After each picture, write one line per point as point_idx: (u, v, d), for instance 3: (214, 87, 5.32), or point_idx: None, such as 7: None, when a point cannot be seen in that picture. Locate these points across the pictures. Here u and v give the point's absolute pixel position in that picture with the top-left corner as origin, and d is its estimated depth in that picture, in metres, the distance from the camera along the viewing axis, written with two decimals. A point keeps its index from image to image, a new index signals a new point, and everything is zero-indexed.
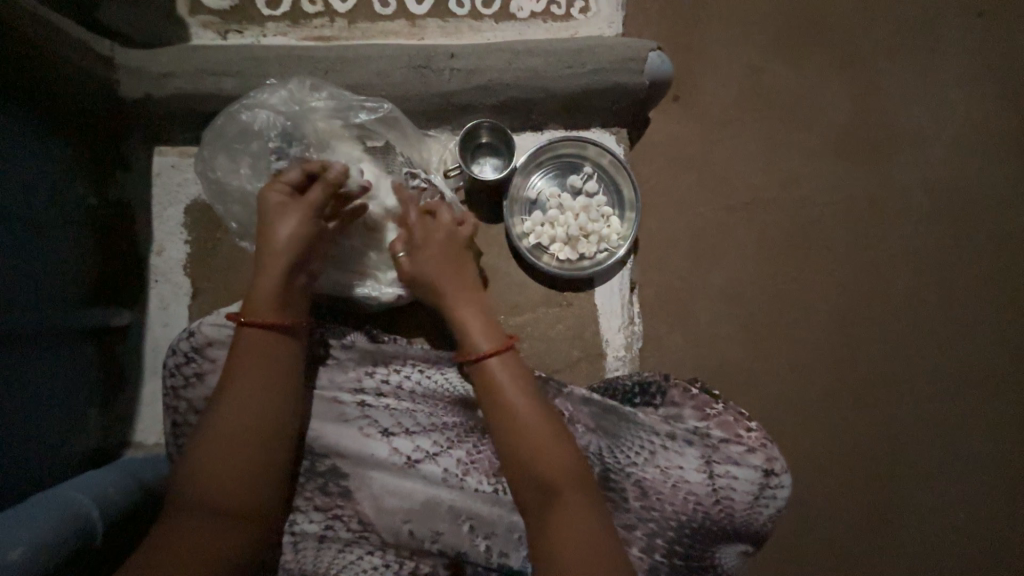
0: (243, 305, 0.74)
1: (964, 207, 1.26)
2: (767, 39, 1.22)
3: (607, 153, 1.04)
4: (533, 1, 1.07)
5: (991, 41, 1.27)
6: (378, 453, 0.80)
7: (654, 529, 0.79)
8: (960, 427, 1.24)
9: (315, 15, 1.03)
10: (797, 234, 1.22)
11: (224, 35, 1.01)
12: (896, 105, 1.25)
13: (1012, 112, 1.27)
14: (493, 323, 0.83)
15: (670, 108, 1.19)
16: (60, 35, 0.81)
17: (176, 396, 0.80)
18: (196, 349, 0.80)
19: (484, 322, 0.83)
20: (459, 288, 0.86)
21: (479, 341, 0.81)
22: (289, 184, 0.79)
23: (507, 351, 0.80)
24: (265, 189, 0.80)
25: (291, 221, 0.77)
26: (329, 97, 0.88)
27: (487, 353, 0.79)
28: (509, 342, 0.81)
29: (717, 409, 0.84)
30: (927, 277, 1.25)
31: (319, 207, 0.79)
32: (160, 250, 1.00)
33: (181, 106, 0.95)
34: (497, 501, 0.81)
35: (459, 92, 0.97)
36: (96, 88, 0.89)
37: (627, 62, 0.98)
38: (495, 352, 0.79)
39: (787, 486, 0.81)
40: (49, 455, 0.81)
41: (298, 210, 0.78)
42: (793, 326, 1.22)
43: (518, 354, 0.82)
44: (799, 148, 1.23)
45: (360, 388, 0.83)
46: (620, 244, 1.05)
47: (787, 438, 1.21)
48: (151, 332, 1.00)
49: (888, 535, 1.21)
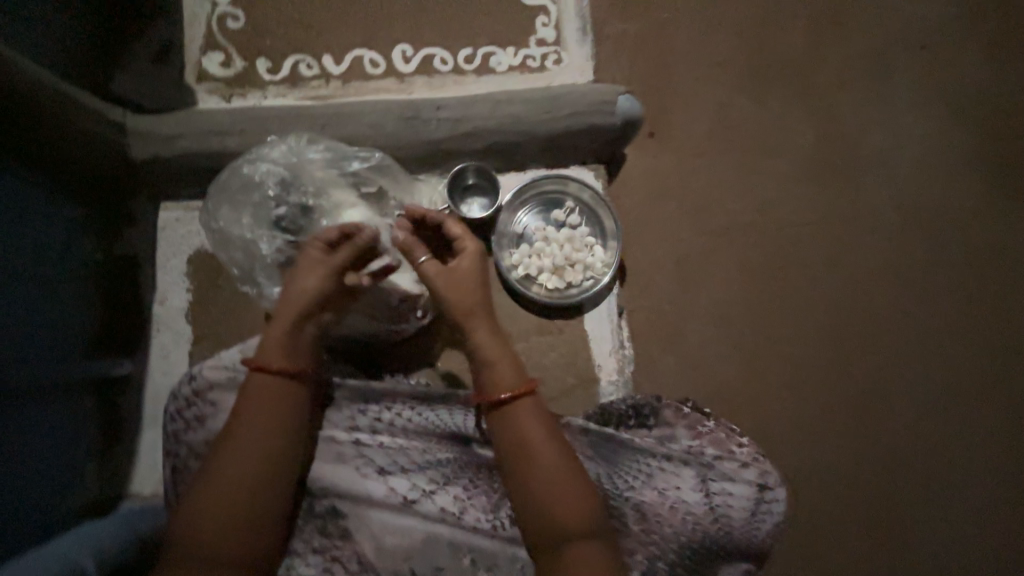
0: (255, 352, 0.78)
1: (931, 221, 1.33)
2: (731, 76, 1.31)
3: (587, 188, 1.11)
4: (510, 55, 1.17)
5: (937, 70, 1.38)
6: (374, 492, 0.80)
7: (656, 553, 0.78)
8: (956, 434, 1.25)
9: (312, 78, 1.12)
10: (775, 254, 1.28)
11: (228, 99, 1.10)
12: (856, 131, 1.34)
13: (964, 133, 1.37)
14: (517, 363, 0.81)
15: (647, 143, 1.27)
16: (80, 108, 0.89)
17: (176, 440, 0.81)
18: (197, 393, 0.82)
19: (508, 362, 0.81)
20: (485, 329, 0.82)
21: (499, 383, 0.79)
22: (327, 243, 0.82)
23: (527, 397, 0.79)
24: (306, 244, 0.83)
25: (314, 278, 0.81)
26: (325, 148, 0.94)
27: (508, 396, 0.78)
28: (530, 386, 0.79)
29: (708, 426, 0.87)
30: (903, 288, 1.30)
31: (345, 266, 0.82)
32: (163, 299, 1.05)
33: (187, 165, 1.01)
34: (496, 536, 0.81)
35: (446, 139, 1.05)
36: (109, 152, 0.96)
37: (599, 105, 1.07)
38: (516, 397, 0.78)
39: (782, 500, 0.82)
40: (48, 507, 0.81)
41: (323, 269, 0.81)
42: (780, 342, 1.25)
43: (537, 398, 0.80)
44: (769, 173, 1.30)
45: (356, 427, 0.84)
46: (605, 271, 1.10)
47: (785, 455, 1.22)
48: (153, 380, 1.03)
49: (897, 550, 1.20)
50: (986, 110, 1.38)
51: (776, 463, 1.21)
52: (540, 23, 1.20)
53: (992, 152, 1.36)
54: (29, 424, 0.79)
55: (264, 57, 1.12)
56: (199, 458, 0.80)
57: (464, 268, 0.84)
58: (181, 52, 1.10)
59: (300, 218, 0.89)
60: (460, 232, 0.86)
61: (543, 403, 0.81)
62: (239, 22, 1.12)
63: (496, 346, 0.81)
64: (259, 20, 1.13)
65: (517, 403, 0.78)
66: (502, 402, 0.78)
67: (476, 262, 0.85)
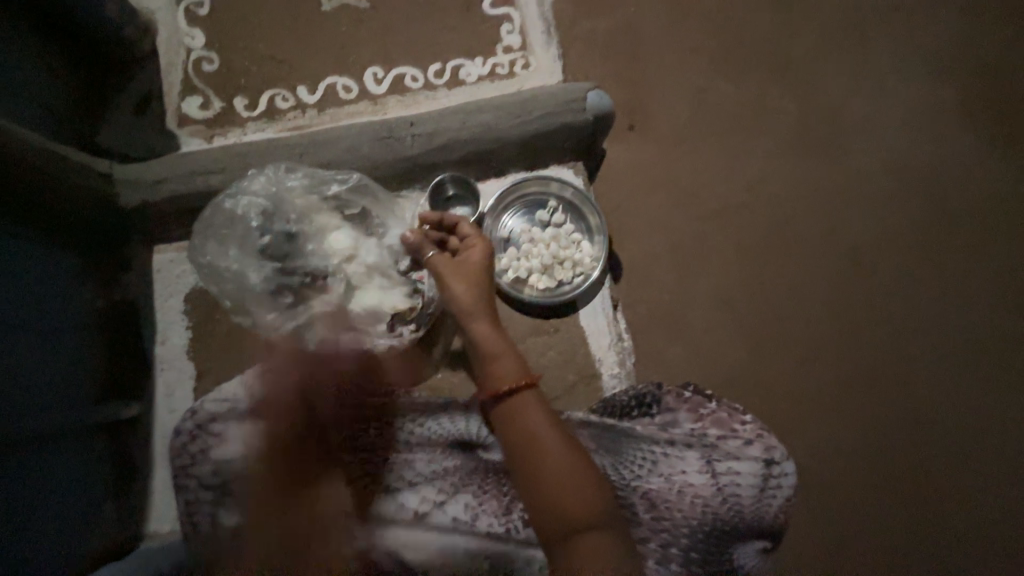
0: None
1: (921, 180, 1.32)
2: (701, 59, 1.32)
3: (568, 186, 1.12)
4: (479, 66, 1.19)
5: (911, 30, 1.37)
6: (387, 508, 0.85)
7: (668, 538, 0.80)
8: (970, 391, 1.23)
9: (288, 109, 1.16)
10: (766, 230, 1.27)
11: (210, 139, 1.13)
12: (834, 99, 1.33)
13: (946, 89, 1.35)
14: (518, 356, 0.80)
15: (627, 136, 1.27)
16: (65, 162, 0.92)
17: (185, 474, 0.87)
18: (199, 428, 0.89)
19: (506, 357, 0.79)
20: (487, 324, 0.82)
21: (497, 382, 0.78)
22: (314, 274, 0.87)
23: (528, 390, 0.78)
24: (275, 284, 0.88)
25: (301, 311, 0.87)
26: (304, 175, 0.97)
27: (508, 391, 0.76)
28: (531, 380, 0.78)
29: (711, 407, 0.85)
30: (901, 250, 1.28)
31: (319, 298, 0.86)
32: (164, 339, 1.07)
33: (175, 206, 1.04)
34: (511, 539, 0.82)
35: (422, 153, 1.06)
36: (99, 201, 0.99)
37: (569, 103, 1.08)
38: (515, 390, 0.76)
39: (790, 473, 0.83)
40: (66, 552, 0.82)
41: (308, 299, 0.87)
42: (782, 318, 1.24)
43: (539, 393, 0.78)
44: (751, 150, 1.30)
45: (362, 448, 0.89)
46: (594, 266, 1.10)
47: (798, 431, 1.20)
48: (160, 419, 1.04)
49: (923, 515, 1.18)
50: (964, 63, 1.36)
51: (790, 440, 1.19)
52: (506, 30, 1.21)
53: (977, 106, 1.35)
54: (41, 473, 0.80)
55: (241, 95, 1.15)
56: (207, 487, 0.87)
57: (465, 262, 0.85)
58: (162, 99, 1.14)
59: (283, 245, 0.88)
60: (471, 232, 0.87)
61: (544, 397, 0.79)
62: (214, 64, 1.16)
63: (498, 337, 0.81)
64: (234, 60, 1.16)
65: (520, 396, 0.77)
66: (506, 394, 0.77)
67: (485, 258, 0.86)
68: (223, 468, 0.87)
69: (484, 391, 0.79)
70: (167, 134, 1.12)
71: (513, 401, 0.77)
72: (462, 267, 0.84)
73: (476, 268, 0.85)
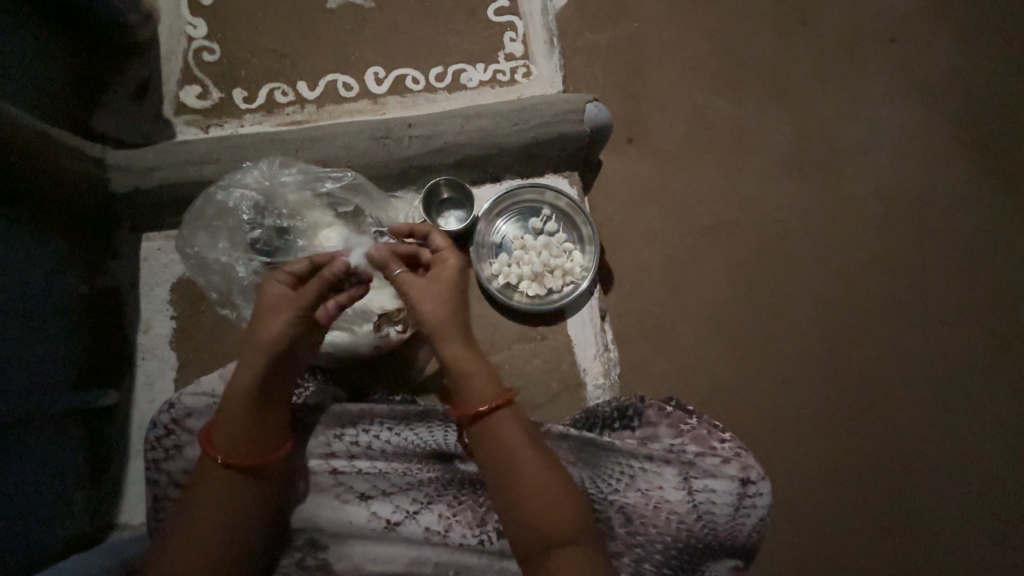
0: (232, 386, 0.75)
1: (909, 207, 1.34)
2: (701, 78, 1.33)
3: (562, 196, 1.12)
4: (481, 71, 1.20)
5: (906, 61, 1.40)
6: (357, 518, 0.81)
7: (641, 554, 0.80)
8: (947, 418, 1.25)
9: (288, 104, 1.16)
10: (756, 249, 1.28)
11: (206, 129, 1.13)
12: (829, 124, 1.36)
13: (938, 120, 1.38)
14: (491, 373, 0.78)
15: (624, 149, 1.29)
16: (57, 146, 0.91)
17: (157, 469, 0.81)
18: (176, 421, 0.82)
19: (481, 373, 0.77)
20: (461, 342, 0.78)
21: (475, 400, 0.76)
22: (294, 274, 0.79)
23: (505, 407, 0.76)
24: (267, 280, 0.79)
25: (281, 317, 0.75)
26: (298, 171, 0.97)
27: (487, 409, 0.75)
28: (508, 396, 0.77)
29: (691, 424, 0.86)
30: (887, 276, 1.30)
31: (311, 304, 0.77)
32: (148, 328, 1.06)
33: (166, 195, 1.04)
34: (484, 551, 0.80)
35: (419, 155, 1.07)
36: (91, 186, 0.98)
37: (567, 114, 1.09)
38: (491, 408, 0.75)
39: (766, 493, 0.83)
40: (37, 539, 0.81)
41: (289, 306, 0.76)
42: (767, 337, 1.25)
43: (516, 408, 0.78)
44: (745, 170, 1.31)
45: (333, 453, 0.83)
46: (584, 276, 1.11)
47: (779, 450, 1.21)
48: (139, 409, 1.03)
49: (897, 538, 1.19)
50: (955, 96, 1.40)
51: (771, 459, 1.20)
52: (509, 38, 1.22)
53: (967, 138, 1.38)
54: (11, 459, 0.79)
55: (240, 87, 1.15)
56: (180, 486, 0.80)
57: (437, 277, 0.79)
58: (160, 87, 1.14)
59: (275, 239, 0.92)
60: (442, 245, 0.83)
61: (523, 413, 0.78)
62: (216, 54, 1.16)
63: (472, 355, 0.78)
64: (235, 52, 1.16)
65: (497, 414, 0.76)
66: (483, 414, 0.76)
67: (458, 274, 0.81)
68: (196, 467, 0.80)
69: (459, 409, 0.77)
70: (164, 122, 1.12)
71: (490, 418, 0.76)
72: (434, 285, 0.78)
73: (450, 284, 0.79)
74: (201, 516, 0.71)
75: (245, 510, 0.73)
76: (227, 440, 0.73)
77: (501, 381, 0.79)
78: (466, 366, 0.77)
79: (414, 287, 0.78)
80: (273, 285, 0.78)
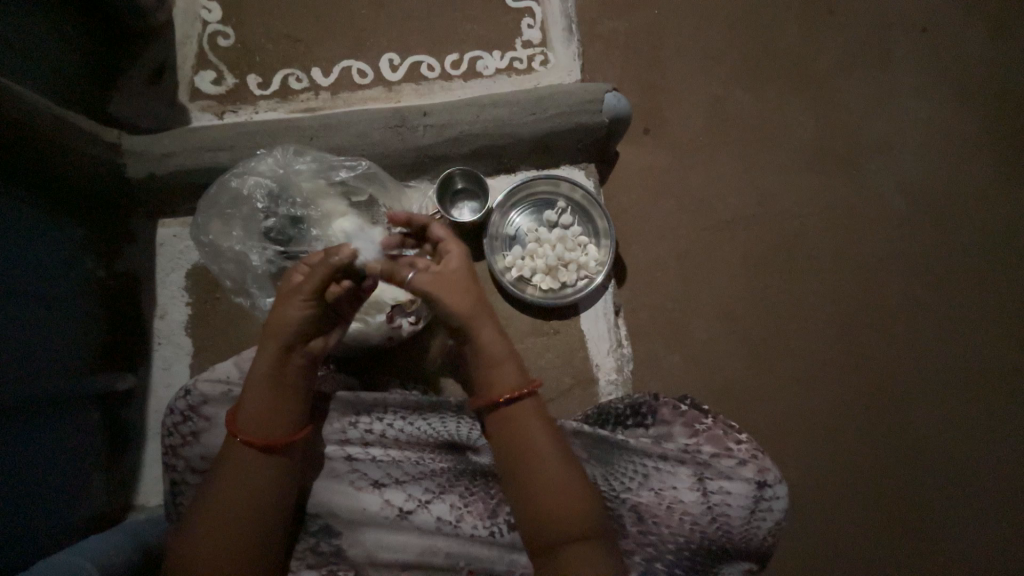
0: (252, 371, 0.75)
1: (938, 204, 1.29)
2: (723, 68, 1.29)
3: (579, 187, 1.10)
4: (497, 59, 1.18)
5: (940, 51, 1.34)
6: (369, 506, 0.80)
7: (653, 552, 0.79)
8: (968, 423, 1.22)
9: (302, 91, 1.14)
10: (776, 246, 1.25)
11: (220, 115, 1.12)
12: (856, 117, 1.31)
13: (970, 115, 1.33)
14: (516, 361, 0.78)
15: (642, 141, 1.25)
16: (73, 130, 0.91)
17: (174, 454, 0.82)
18: (192, 408, 0.82)
19: (502, 363, 0.77)
20: (486, 331, 0.77)
21: (498, 387, 0.76)
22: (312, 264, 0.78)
23: (528, 397, 0.76)
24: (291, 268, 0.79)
25: (296, 306, 0.75)
26: (313, 159, 0.96)
27: (509, 397, 0.75)
28: (532, 387, 0.77)
29: (706, 423, 0.85)
30: (911, 276, 1.27)
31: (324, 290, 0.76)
32: (163, 314, 1.06)
33: (180, 181, 1.04)
34: (495, 543, 0.80)
35: (433, 145, 1.05)
36: (106, 171, 0.98)
37: (585, 104, 1.06)
38: (512, 396, 0.75)
39: (782, 496, 0.81)
40: (55, 519, 0.83)
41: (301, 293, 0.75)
42: (785, 335, 1.22)
43: (538, 399, 0.77)
44: (767, 164, 1.28)
45: (346, 441, 0.83)
46: (598, 270, 1.09)
47: (792, 450, 1.19)
48: (155, 393, 1.04)
49: (912, 543, 1.17)
50: (991, 90, 1.34)
51: (783, 460, 1.18)
52: (526, 24, 1.19)
53: (1000, 133, 1.32)
54: (31, 441, 0.80)
55: (255, 72, 1.14)
56: (196, 472, 0.81)
57: (444, 269, 0.77)
58: (174, 72, 1.13)
59: (288, 228, 0.91)
60: (443, 236, 0.81)
61: (543, 404, 0.78)
62: (230, 40, 1.15)
63: (500, 342, 0.77)
64: (249, 37, 1.15)
65: (518, 403, 0.76)
66: (505, 403, 0.75)
67: (463, 264, 0.79)
68: (213, 454, 0.81)
69: (480, 398, 0.77)
70: (179, 108, 1.11)
71: (511, 408, 0.75)
72: (439, 277, 0.76)
73: (457, 275, 0.78)
74: (220, 499, 0.72)
75: (262, 495, 0.73)
76: (250, 420, 0.74)
77: (526, 373, 0.79)
78: (488, 356, 0.77)
79: (422, 281, 0.77)
80: (292, 275, 0.77)
